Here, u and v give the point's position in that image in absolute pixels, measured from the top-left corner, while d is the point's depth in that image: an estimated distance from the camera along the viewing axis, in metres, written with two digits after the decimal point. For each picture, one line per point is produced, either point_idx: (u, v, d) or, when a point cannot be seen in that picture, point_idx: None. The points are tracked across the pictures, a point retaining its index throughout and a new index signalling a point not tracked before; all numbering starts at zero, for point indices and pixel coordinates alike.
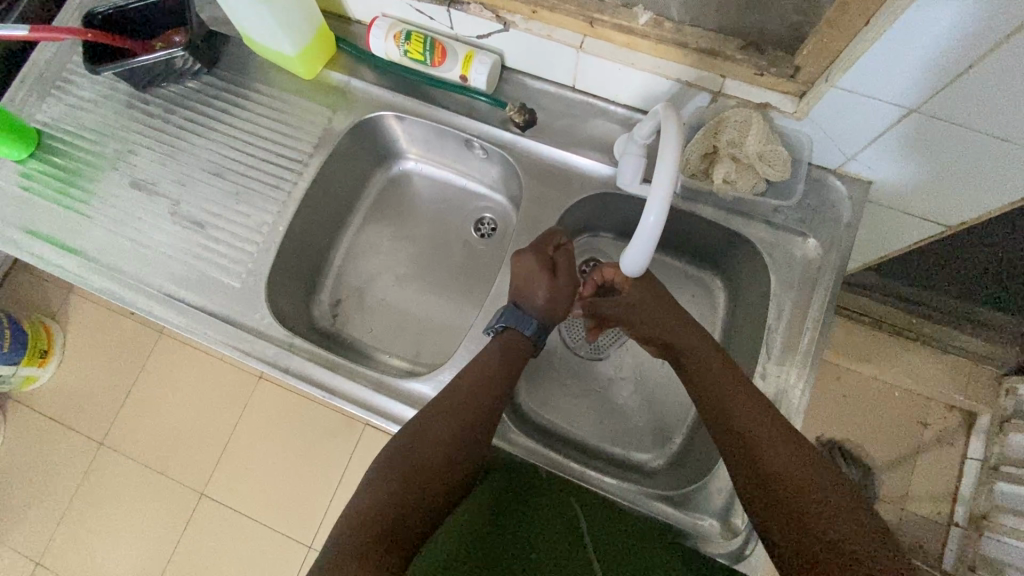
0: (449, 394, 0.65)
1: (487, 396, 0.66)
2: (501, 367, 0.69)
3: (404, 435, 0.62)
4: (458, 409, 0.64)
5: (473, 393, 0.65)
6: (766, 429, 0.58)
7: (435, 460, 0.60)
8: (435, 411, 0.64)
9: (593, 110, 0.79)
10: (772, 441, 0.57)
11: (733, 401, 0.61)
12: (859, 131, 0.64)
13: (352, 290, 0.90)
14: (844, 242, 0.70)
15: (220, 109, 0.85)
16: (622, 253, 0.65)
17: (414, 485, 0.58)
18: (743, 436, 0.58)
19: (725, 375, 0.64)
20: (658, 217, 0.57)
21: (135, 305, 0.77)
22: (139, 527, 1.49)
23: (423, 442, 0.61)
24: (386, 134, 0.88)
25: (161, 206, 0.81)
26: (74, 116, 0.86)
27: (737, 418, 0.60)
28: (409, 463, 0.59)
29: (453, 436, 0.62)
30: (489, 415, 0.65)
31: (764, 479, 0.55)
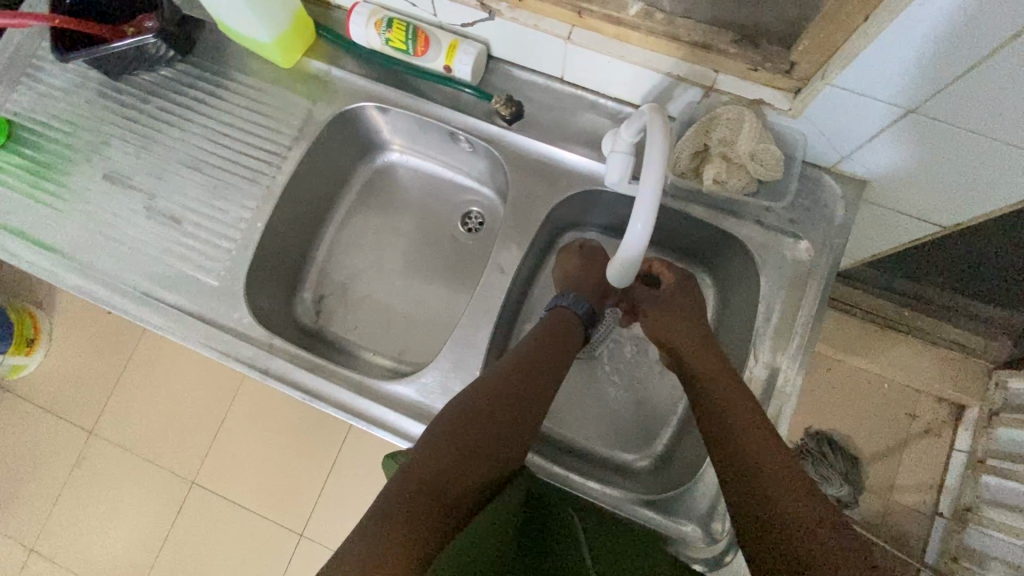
0: (500, 377, 0.65)
1: (540, 387, 0.66)
2: (552, 356, 0.69)
3: (455, 413, 0.60)
4: (510, 394, 0.63)
5: (526, 382, 0.65)
6: (758, 432, 0.58)
7: (486, 444, 0.59)
8: (485, 394, 0.63)
9: (582, 103, 0.76)
10: (760, 443, 0.57)
11: (726, 401, 0.62)
12: (855, 130, 0.62)
13: (335, 286, 0.88)
14: (837, 244, 0.68)
15: (195, 99, 0.82)
16: (610, 262, 0.65)
17: (462, 466, 0.57)
18: (729, 436, 0.59)
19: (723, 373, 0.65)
20: (645, 226, 0.56)
21: (111, 303, 0.75)
22: (131, 514, 1.50)
23: (476, 423, 0.60)
24: (369, 126, 0.86)
25: (136, 200, 0.79)
26: (44, 106, 0.82)
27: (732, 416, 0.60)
28: (463, 443, 0.58)
29: (505, 423, 0.62)
30: (539, 407, 0.65)
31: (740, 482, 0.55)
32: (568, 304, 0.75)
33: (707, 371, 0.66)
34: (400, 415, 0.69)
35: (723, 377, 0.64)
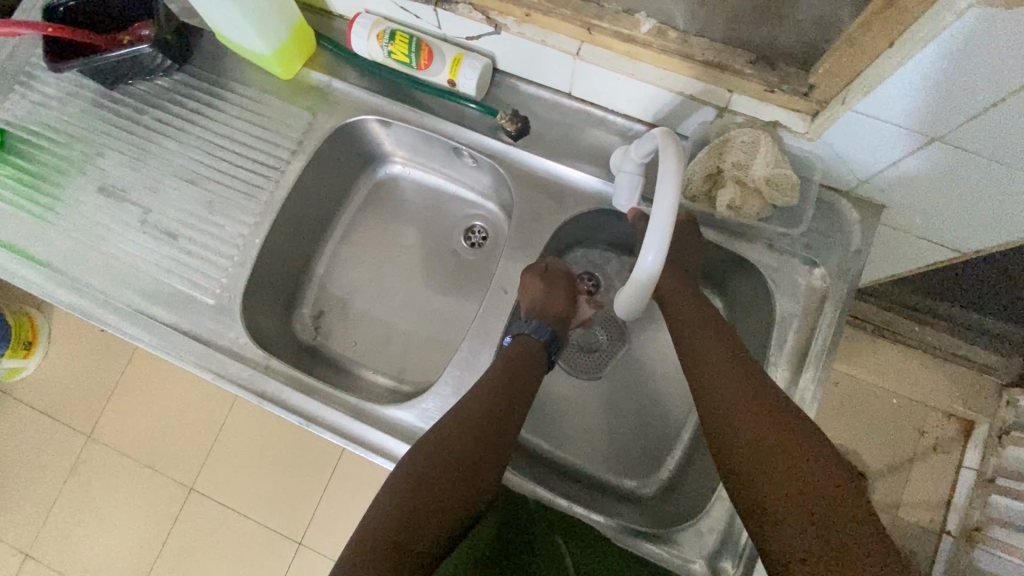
0: (464, 410, 0.62)
1: (508, 412, 0.63)
2: (520, 378, 0.66)
3: (417, 456, 0.58)
4: (475, 427, 0.61)
5: (492, 410, 0.62)
6: (810, 464, 0.51)
7: (449, 486, 0.57)
8: (448, 430, 0.60)
9: (590, 119, 0.74)
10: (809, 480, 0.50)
11: (760, 437, 0.54)
12: (875, 156, 0.59)
13: (335, 301, 0.86)
14: (853, 270, 0.66)
15: (192, 110, 0.80)
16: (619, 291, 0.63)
17: (423, 512, 0.54)
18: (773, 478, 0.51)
19: (752, 392, 0.57)
20: (659, 256, 0.54)
21: (102, 320, 0.72)
22: (128, 520, 1.49)
23: (438, 464, 0.58)
24: (371, 138, 0.83)
25: (130, 214, 0.76)
26: (38, 115, 0.80)
27: (769, 451, 0.53)
28: (426, 486, 0.56)
29: (473, 458, 0.59)
30: (508, 434, 0.62)
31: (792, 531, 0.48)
32: (530, 331, 0.70)
33: (733, 398, 0.58)
34: (397, 441, 0.67)
35: (757, 402, 0.56)
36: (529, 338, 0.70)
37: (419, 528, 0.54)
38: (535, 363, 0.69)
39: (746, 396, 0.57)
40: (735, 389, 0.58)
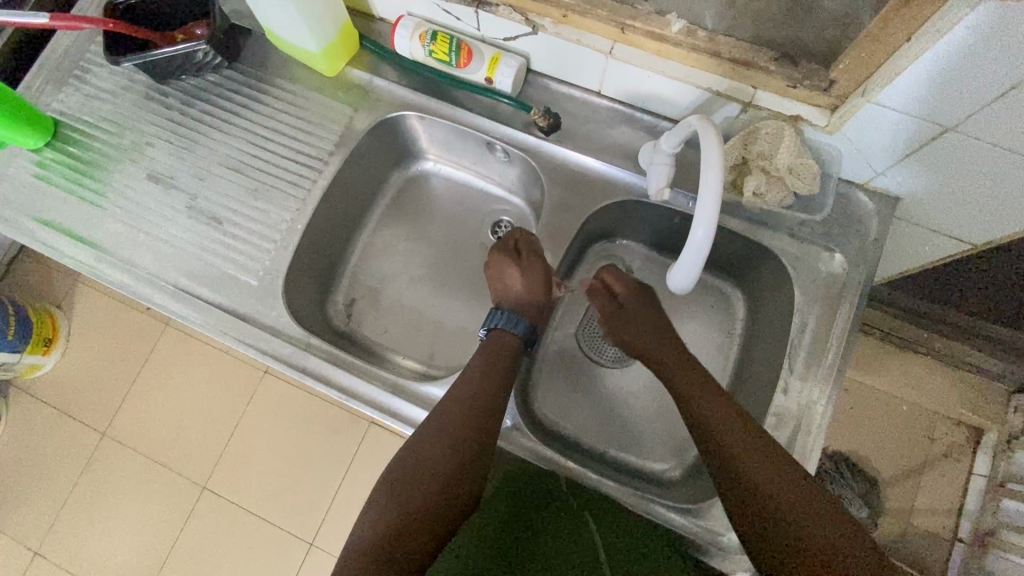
0: (442, 418, 0.65)
1: (488, 411, 0.65)
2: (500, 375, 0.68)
3: (401, 464, 0.62)
4: (454, 433, 0.63)
5: (472, 412, 0.64)
6: (773, 465, 0.55)
7: (433, 486, 0.60)
8: (428, 440, 0.63)
9: (618, 116, 0.78)
10: (789, 489, 0.54)
11: (739, 455, 0.57)
12: (892, 148, 0.63)
13: (367, 290, 0.89)
14: (871, 258, 0.69)
15: (239, 104, 0.84)
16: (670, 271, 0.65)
17: (414, 512, 0.58)
18: (754, 492, 0.54)
19: (721, 411, 0.60)
20: (709, 231, 0.56)
21: (148, 299, 0.76)
22: (140, 520, 1.49)
23: (425, 470, 0.61)
24: (407, 134, 0.87)
25: (177, 200, 0.80)
26: (91, 106, 0.85)
27: (750, 467, 0.56)
28: (413, 486, 0.60)
29: (454, 461, 0.61)
30: (487, 430, 0.64)
31: (773, 538, 0.52)
32: (503, 325, 0.72)
33: (709, 421, 0.60)
34: None
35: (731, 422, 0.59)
36: (501, 333, 0.72)
37: (412, 528, 0.57)
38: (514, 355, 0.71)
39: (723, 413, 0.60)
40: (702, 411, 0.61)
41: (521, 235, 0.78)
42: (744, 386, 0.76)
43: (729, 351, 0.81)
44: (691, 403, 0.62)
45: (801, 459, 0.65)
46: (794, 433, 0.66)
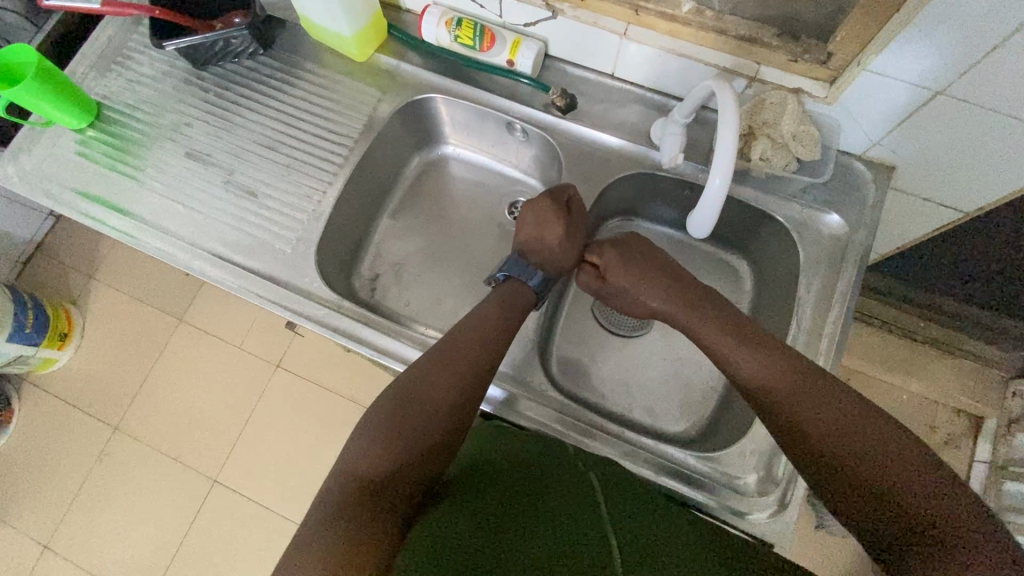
0: (423, 382, 0.64)
1: (473, 385, 0.66)
2: (486, 350, 0.69)
3: (376, 425, 0.61)
4: (438, 400, 0.63)
5: (455, 382, 0.65)
6: (833, 423, 0.56)
7: (410, 448, 0.59)
8: (408, 403, 0.63)
9: (630, 97, 0.84)
10: (843, 421, 0.55)
11: (789, 398, 0.59)
12: (886, 115, 0.69)
13: (390, 265, 0.93)
14: (869, 222, 0.74)
15: (272, 87, 0.89)
16: (690, 217, 0.71)
17: (390, 470, 0.58)
18: (806, 431, 0.57)
19: (770, 359, 0.63)
20: (725, 178, 0.62)
21: (187, 265, 0.80)
22: (147, 515, 1.47)
23: (401, 430, 0.60)
24: (430, 117, 0.93)
25: (215, 175, 0.85)
26: (132, 91, 0.90)
27: (800, 408, 0.58)
28: (390, 446, 0.59)
29: (434, 426, 0.62)
30: (471, 406, 0.65)
31: (827, 470, 0.55)
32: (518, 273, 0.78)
33: (757, 372, 0.63)
34: None
35: (781, 369, 0.61)
36: (518, 281, 0.78)
37: (386, 485, 0.57)
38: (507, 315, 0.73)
39: (769, 374, 0.62)
40: (749, 360, 0.64)
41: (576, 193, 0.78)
42: None
43: None
44: (738, 356, 0.65)
45: None
46: None
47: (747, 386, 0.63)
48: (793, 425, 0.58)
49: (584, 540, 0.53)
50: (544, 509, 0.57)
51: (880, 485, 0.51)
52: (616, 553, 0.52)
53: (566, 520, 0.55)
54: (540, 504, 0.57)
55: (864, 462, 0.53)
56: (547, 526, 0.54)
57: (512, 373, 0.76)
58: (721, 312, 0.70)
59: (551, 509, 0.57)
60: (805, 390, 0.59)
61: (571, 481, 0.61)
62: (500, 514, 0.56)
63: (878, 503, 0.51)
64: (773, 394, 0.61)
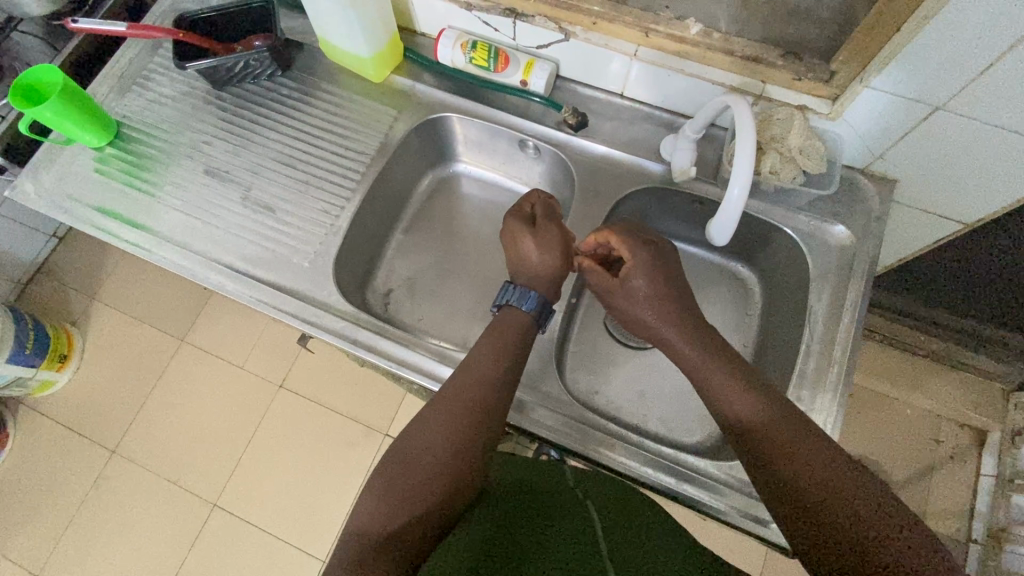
0: (428, 427, 0.63)
1: (479, 419, 0.63)
2: (490, 393, 0.65)
3: (381, 482, 0.59)
4: (439, 449, 0.61)
5: (457, 431, 0.62)
6: (821, 471, 0.52)
7: (419, 499, 0.57)
8: (412, 457, 0.60)
9: (639, 115, 0.87)
10: (821, 469, 0.52)
11: (776, 444, 0.55)
12: (887, 130, 0.72)
13: (403, 280, 0.94)
14: (875, 233, 0.77)
15: (290, 106, 0.92)
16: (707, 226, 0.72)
17: (401, 514, 0.56)
18: (785, 480, 0.53)
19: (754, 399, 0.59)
20: (744, 189, 0.64)
21: (204, 279, 0.80)
22: (141, 544, 1.41)
23: (409, 471, 0.59)
24: (444, 135, 0.95)
25: (233, 191, 0.86)
26: (152, 110, 0.92)
27: (783, 454, 0.54)
28: (398, 499, 0.57)
29: (442, 471, 0.59)
30: (477, 441, 0.62)
31: (804, 522, 0.50)
32: (515, 301, 0.71)
33: (750, 414, 0.59)
34: None
35: (772, 414, 0.58)
36: (512, 308, 0.71)
37: (395, 533, 0.55)
38: (519, 348, 0.69)
39: (760, 413, 0.58)
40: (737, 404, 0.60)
41: (539, 201, 0.79)
42: (766, 359, 0.81)
43: (749, 330, 0.87)
44: (727, 395, 0.61)
45: (827, 413, 0.69)
46: (817, 389, 0.71)
47: (735, 425, 0.59)
48: (776, 471, 0.54)
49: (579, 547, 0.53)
50: (548, 531, 0.55)
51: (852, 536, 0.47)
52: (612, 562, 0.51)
53: (561, 531, 0.56)
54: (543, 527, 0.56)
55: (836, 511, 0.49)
56: (544, 536, 0.55)
57: (530, 382, 0.76)
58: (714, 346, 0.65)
59: (548, 529, 0.56)
60: (790, 434, 0.56)
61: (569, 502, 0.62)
62: (501, 528, 0.56)
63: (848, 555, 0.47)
64: (759, 439, 0.57)
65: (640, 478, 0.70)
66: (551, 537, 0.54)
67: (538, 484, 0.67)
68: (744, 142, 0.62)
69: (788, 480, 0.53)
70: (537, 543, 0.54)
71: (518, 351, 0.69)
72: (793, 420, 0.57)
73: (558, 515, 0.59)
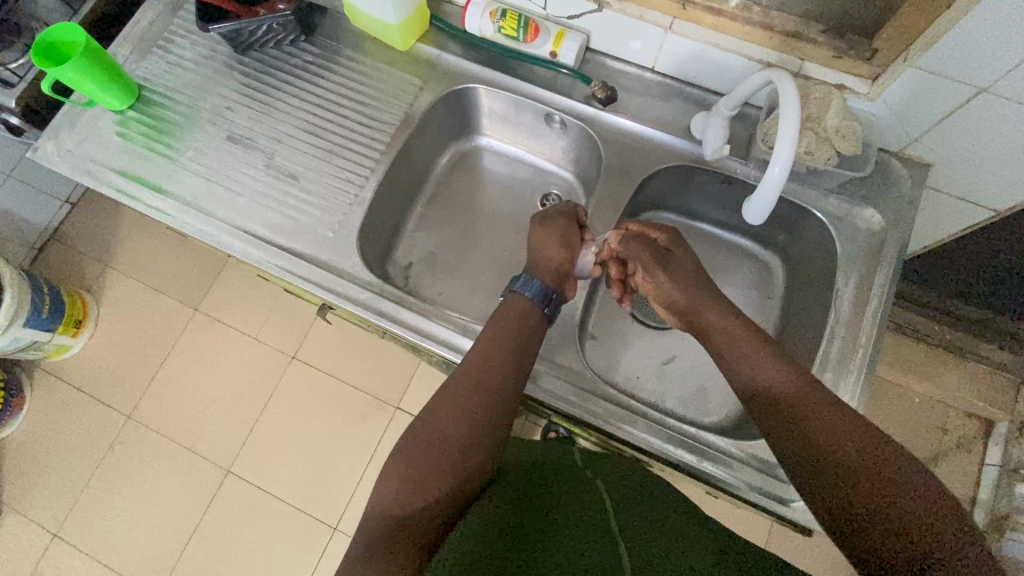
0: (451, 402, 0.61)
1: (500, 393, 0.62)
2: (501, 371, 0.63)
3: (395, 469, 0.58)
4: (463, 424, 0.60)
5: (468, 413, 0.61)
6: (844, 441, 0.52)
7: (433, 485, 0.57)
8: (433, 436, 0.59)
9: (670, 91, 0.85)
10: (853, 440, 0.52)
11: (798, 416, 0.55)
12: (927, 113, 0.70)
13: (424, 253, 0.94)
14: (906, 218, 0.76)
15: (314, 73, 0.90)
16: (746, 205, 0.70)
17: (425, 490, 0.56)
18: (831, 461, 0.52)
19: (797, 382, 0.58)
20: (784, 167, 0.62)
21: (228, 246, 0.80)
22: (155, 507, 1.44)
23: (432, 447, 0.59)
24: (469, 106, 0.94)
25: (256, 157, 0.85)
26: (173, 73, 0.90)
27: (822, 436, 0.53)
28: (420, 478, 0.57)
29: (465, 446, 0.59)
30: (500, 416, 0.62)
31: (835, 497, 0.50)
32: (517, 289, 0.70)
33: (768, 380, 0.59)
34: None
35: (793, 379, 0.58)
36: (516, 296, 0.70)
37: (421, 509, 0.55)
38: (528, 330, 0.68)
39: (779, 383, 0.58)
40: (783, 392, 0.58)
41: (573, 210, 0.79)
42: (789, 342, 0.81)
43: (769, 313, 0.87)
44: (752, 363, 0.61)
45: (852, 394, 0.70)
46: (841, 373, 0.71)
47: (755, 393, 0.60)
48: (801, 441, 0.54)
49: (597, 539, 0.51)
50: (558, 526, 0.54)
51: (895, 509, 0.47)
52: (629, 554, 0.49)
53: (569, 514, 0.56)
54: (553, 522, 0.54)
55: (870, 481, 0.49)
56: (552, 520, 0.55)
57: (553, 358, 0.76)
58: (737, 338, 0.63)
59: (556, 525, 0.54)
60: (825, 413, 0.55)
61: (584, 489, 0.60)
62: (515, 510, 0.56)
63: (883, 524, 0.47)
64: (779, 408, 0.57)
65: (657, 453, 0.70)
66: (560, 533, 0.53)
67: (554, 468, 0.66)
68: (784, 130, 0.61)
69: (814, 456, 0.53)
70: (547, 529, 0.54)
71: (528, 331, 0.68)
72: (814, 390, 0.57)
73: (566, 498, 0.59)
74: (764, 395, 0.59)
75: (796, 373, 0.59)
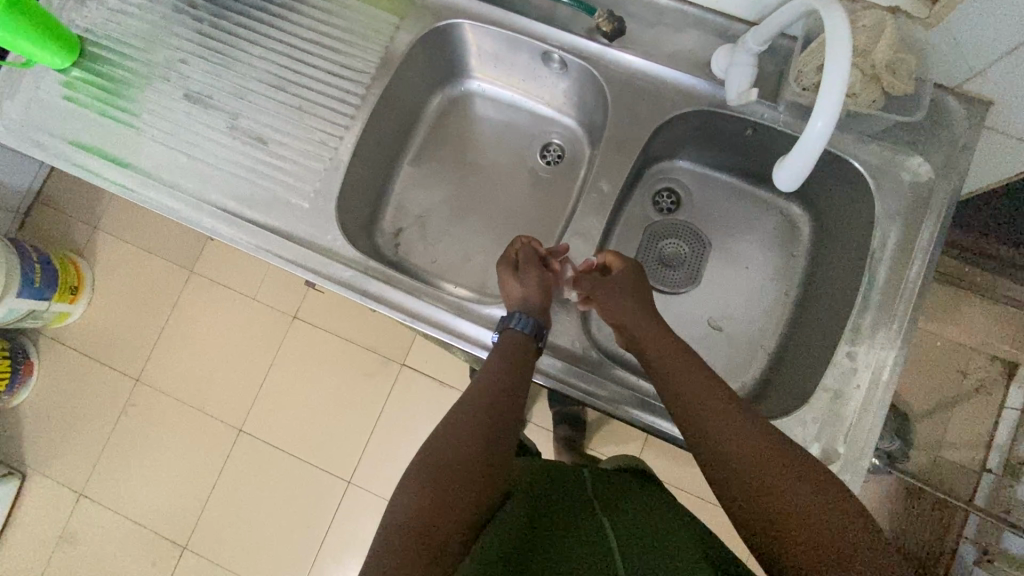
0: (467, 410, 0.56)
1: (515, 400, 0.58)
2: (515, 380, 0.59)
3: (405, 491, 0.50)
4: (481, 429, 0.55)
5: (480, 426, 0.55)
6: (747, 434, 0.51)
7: (458, 498, 0.49)
8: (449, 441, 0.53)
9: (688, 19, 0.72)
10: (756, 433, 0.52)
11: (706, 413, 0.54)
12: (992, 44, 0.58)
13: (414, 218, 0.86)
14: (958, 167, 0.67)
15: (276, 15, 0.79)
16: (779, 168, 0.61)
17: (446, 500, 0.49)
18: (738, 457, 0.50)
19: (710, 396, 0.55)
20: (829, 120, 0.52)
21: (194, 221, 0.73)
22: (172, 466, 1.47)
23: (449, 453, 0.52)
24: (455, 46, 0.82)
25: (218, 118, 0.76)
26: (118, 21, 0.79)
27: (728, 432, 0.52)
28: (439, 486, 0.49)
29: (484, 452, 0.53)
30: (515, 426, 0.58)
31: (747, 489, 0.48)
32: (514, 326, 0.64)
33: (680, 378, 0.58)
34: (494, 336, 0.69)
35: (701, 378, 0.57)
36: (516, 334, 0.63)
37: (443, 521, 0.47)
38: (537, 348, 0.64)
39: (690, 379, 0.58)
40: (698, 412, 0.55)
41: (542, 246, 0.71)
42: (813, 307, 0.74)
43: (791, 273, 0.80)
44: (669, 362, 0.60)
45: (883, 368, 0.63)
46: (870, 347, 0.64)
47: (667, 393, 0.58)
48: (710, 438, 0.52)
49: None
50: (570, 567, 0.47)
51: (799, 499, 0.46)
52: None
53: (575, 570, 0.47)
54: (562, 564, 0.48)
55: (775, 472, 0.48)
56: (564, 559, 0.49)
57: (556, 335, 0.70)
58: (672, 347, 0.62)
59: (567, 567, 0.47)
60: (728, 408, 0.54)
61: (598, 524, 0.53)
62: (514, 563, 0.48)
63: (794, 515, 0.45)
64: (689, 407, 0.56)
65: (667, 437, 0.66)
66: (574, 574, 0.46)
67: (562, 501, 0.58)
68: (830, 75, 0.51)
69: (724, 452, 0.51)
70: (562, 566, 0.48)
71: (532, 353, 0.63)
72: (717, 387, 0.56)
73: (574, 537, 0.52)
74: (674, 394, 0.57)
75: (702, 372, 0.58)
